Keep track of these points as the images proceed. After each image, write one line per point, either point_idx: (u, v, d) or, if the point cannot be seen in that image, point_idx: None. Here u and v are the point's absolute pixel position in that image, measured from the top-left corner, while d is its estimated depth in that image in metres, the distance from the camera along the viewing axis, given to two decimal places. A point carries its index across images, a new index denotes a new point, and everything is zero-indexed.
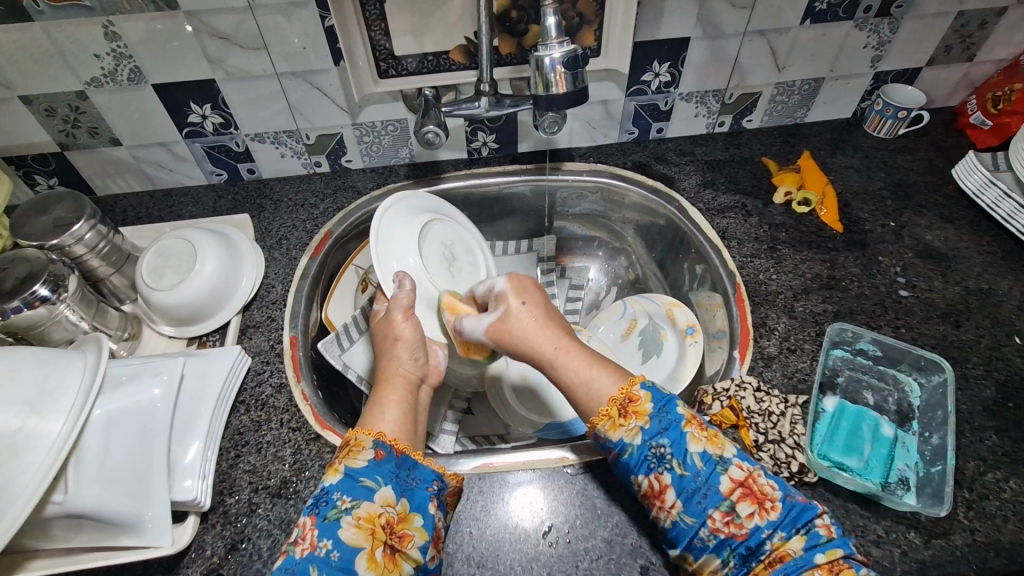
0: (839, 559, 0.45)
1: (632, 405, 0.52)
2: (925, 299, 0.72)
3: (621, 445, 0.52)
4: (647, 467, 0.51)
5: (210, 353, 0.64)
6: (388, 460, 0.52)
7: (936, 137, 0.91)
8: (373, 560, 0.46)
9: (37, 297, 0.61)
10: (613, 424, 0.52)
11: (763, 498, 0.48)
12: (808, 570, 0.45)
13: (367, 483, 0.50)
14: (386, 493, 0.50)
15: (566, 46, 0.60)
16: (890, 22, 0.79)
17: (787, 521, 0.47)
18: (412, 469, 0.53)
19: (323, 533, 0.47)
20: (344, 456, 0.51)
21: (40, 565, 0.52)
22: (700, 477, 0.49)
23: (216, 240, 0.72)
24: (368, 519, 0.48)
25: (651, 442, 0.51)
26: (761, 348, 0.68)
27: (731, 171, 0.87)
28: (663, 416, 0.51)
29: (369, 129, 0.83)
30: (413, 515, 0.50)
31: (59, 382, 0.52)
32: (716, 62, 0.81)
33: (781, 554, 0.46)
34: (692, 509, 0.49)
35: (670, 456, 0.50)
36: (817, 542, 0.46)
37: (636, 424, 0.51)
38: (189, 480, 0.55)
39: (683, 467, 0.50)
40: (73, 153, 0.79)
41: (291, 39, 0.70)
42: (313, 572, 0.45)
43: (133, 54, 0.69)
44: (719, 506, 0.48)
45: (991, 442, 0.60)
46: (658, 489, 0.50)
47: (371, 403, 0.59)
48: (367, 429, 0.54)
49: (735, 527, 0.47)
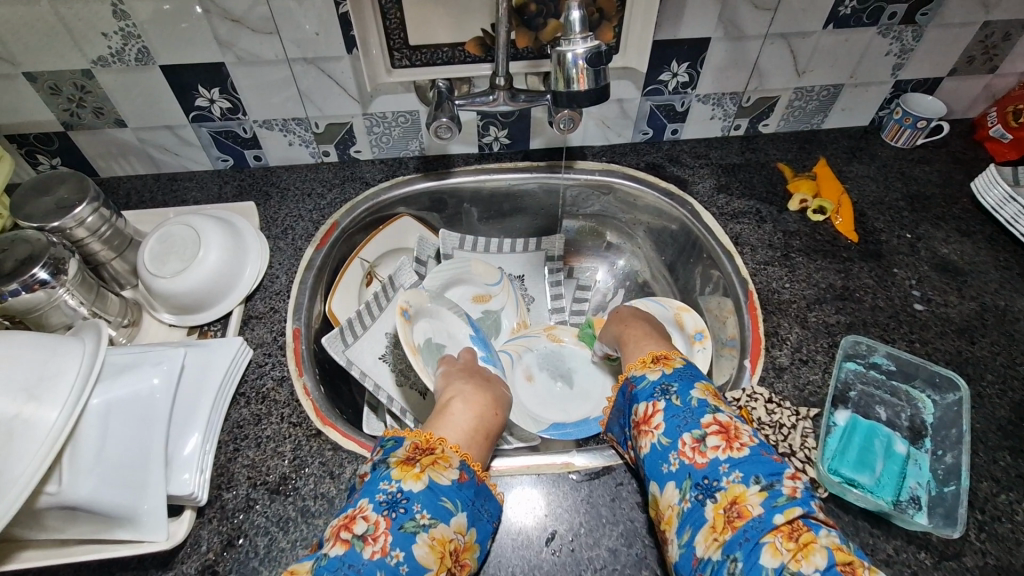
0: (796, 521, 0.43)
1: (665, 359, 0.59)
2: (940, 313, 0.71)
3: (640, 378, 0.57)
4: (649, 395, 0.55)
5: (211, 344, 0.62)
6: (469, 485, 0.52)
7: (955, 148, 0.89)
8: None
9: (36, 280, 0.59)
10: (643, 365, 0.59)
11: (735, 440, 0.49)
12: (765, 534, 0.43)
13: (447, 503, 0.49)
14: (461, 520, 0.49)
15: (590, 41, 0.58)
16: (914, 30, 0.77)
17: (749, 466, 0.48)
18: (486, 499, 0.53)
19: (398, 542, 0.46)
20: (429, 466, 0.51)
21: (32, 556, 0.51)
22: (690, 411, 0.52)
23: (220, 228, 0.71)
24: (441, 541, 0.47)
25: (664, 380, 0.56)
26: (772, 358, 0.67)
27: (746, 176, 0.86)
28: (685, 371, 0.57)
29: (379, 119, 0.81)
30: (475, 547, 0.50)
31: (57, 369, 0.51)
32: (736, 64, 0.79)
33: (740, 508, 0.45)
34: (671, 431, 0.52)
35: (673, 390, 0.55)
36: (777, 502, 0.45)
37: (662, 368, 0.58)
38: (187, 473, 0.54)
39: (680, 400, 0.54)
40: (77, 133, 0.78)
41: (303, 25, 0.68)
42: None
43: (142, 33, 0.67)
44: (693, 432, 0.51)
45: (1005, 463, 0.59)
46: (650, 412, 0.54)
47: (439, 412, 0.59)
48: (453, 444, 0.54)
49: (699, 455, 0.49)
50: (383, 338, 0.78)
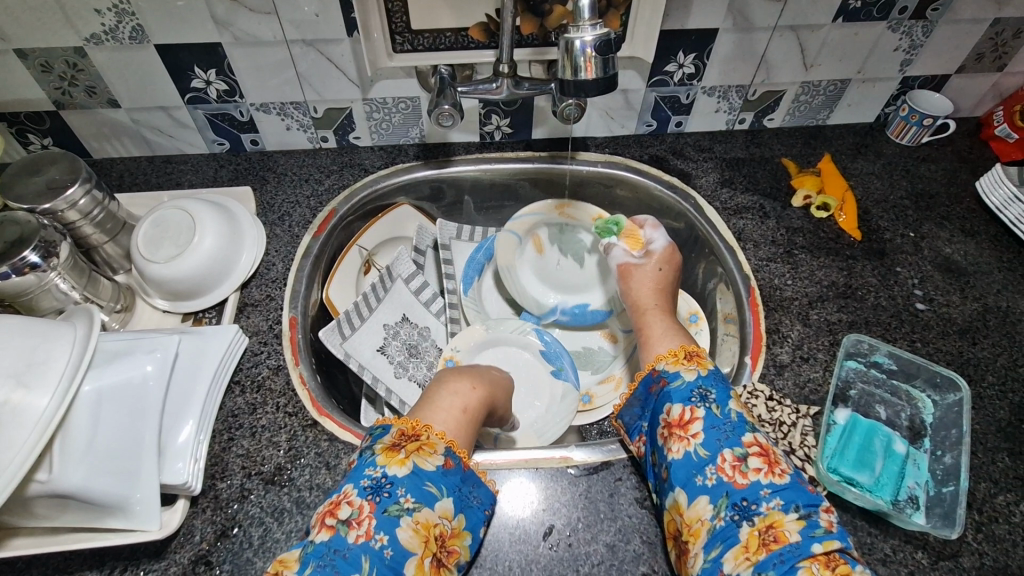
0: (835, 552, 0.43)
1: (696, 356, 0.58)
2: (942, 313, 0.70)
3: (675, 376, 0.56)
4: (686, 399, 0.54)
5: (206, 332, 0.61)
6: (455, 472, 0.51)
7: (960, 147, 0.89)
8: (421, 568, 0.45)
9: (26, 264, 0.58)
10: (676, 360, 0.58)
11: (775, 464, 0.49)
12: (803, 560, 0.43)
13: (432, 488, 0.49)
14: (446, 506, 0.49)
15: (599, 29, 0.57)
16: (924, 25, 0.76)
17: (790, 493, 0.47)
18: (474, 487, 0.52)
19: (382, 526, 0.45)
20: (414, 451, 0.50)
21: (21, 544, 0.50)
22: (728, 424, 0.52)
23: (216, 213, 0.70)
24: (426, 525, 0.47)
25: (700, 384, 0.55)
26: (773, 356, 0.66)
27: (750, 170, 0.85)
28: (719, 375, 0.56)
29: (380, 105, 0.80)
30: (464, 533, 0.50)
31: (47, 355, 0.50)
32: (743, 56, 0.78)
33: (777, 532, 0.45)
34: (709, 443, 0.51)
35: (711, 398, 0.54)
36: (814, 531, 0.45)
37: (696, 367, 0.57)
38: (181, 462, 0.53)
39: (720, 410, 0.53)
40: (69, 113, 0.76)
41: (303, 6, 0.66)
42: (365, 563, 0.44)
43: (136, 11, 0.65)
44: (733, 450, 0.50)
45: (1004, 464, 0.58)
46: (687, 418, 0.53)
47: (422, 402, 0.57)
48: (439, 430, 0.53)
49: (738, 475, 0.49)
50: (381, 330, 0.77)
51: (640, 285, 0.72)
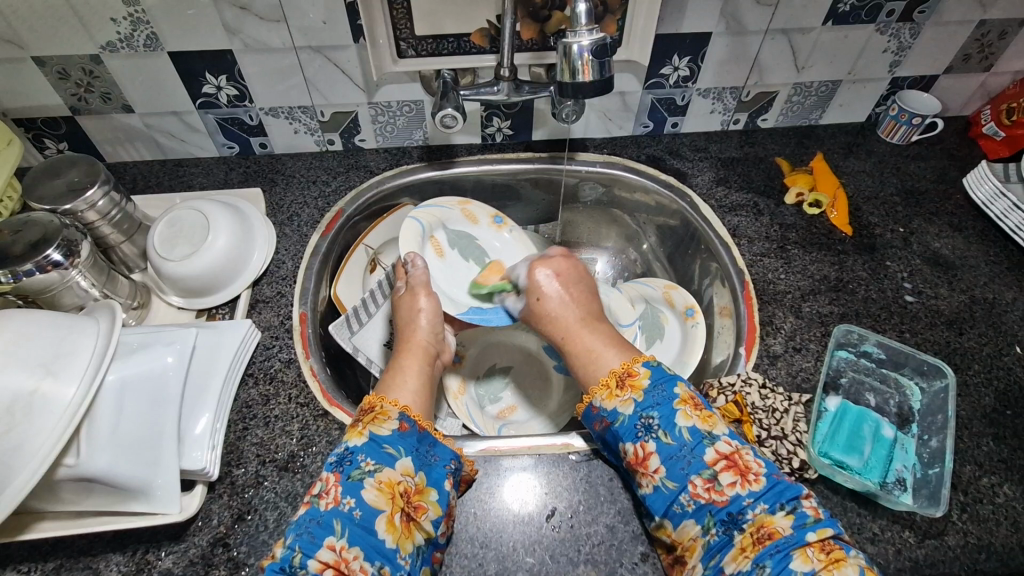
0: (828, 538, 0.46)
1: (629, 378, 0.57)
2: (930, 305, 0.73)
3: (615, 414, 0.56)
4: (634, 435, 0.54)
5: (221, 326, 0.64)
6: (411, 433, 0.54)
7: (949, 145, 0.91)
8: (391, 524, 0.48)
9: (49, 262, 0.60)
10: (610, 394, 0.57)
11: (746, 471, 0.50)
12: (798, 549, 0.45)
13: (390, 450, 0.52)
14: (407, 463, 0.52)
15: (595, 34, 0.60)
16: (911, 27, 0.79)
17: (771, 494, 0.49)
18: (433, 446, 0.55)
19: (347, 491, 0.49)
20: (370, 422, 0.53)
21: (48, 527, 0.53)
22: (686, 447, 0.52)
23: (228, 213, 0.72)
24: (389, 484, 0.50)
25: (641, 412, 0.54)
26: (767, 346, 0.69)
27: (745, 169, 0.88)
28: (658, 391, 0.55)
29: (385, 108, 0.82)
30: (430, 490, 0.52)
31: (73, 347, 0.52)
32: (736, 58, 0.80)
33: (770, 530, 0.47)
34: (674, 474, 0.51)
35: (657, 425, 0.53)
36: (805, 522, 0.47)
37: (630, 396, 0.56)
38: (198, 450, 0.55)
39: (670, 437, 0.52)
40: (85, 118, 0.79)
41: (311, 13, 0.69)
42: (337, 526, 0.47)
43: (151, 19, 0.68)
44: (701, 473, 0.50)
45: (988, 448, 0.61)
46: (643, 455, 0.53)
47: (390, 369, 0.62)
48: (392, 400, 0.56)
49: (716, 494, 0.49)
50: (387, 326, 0.78)
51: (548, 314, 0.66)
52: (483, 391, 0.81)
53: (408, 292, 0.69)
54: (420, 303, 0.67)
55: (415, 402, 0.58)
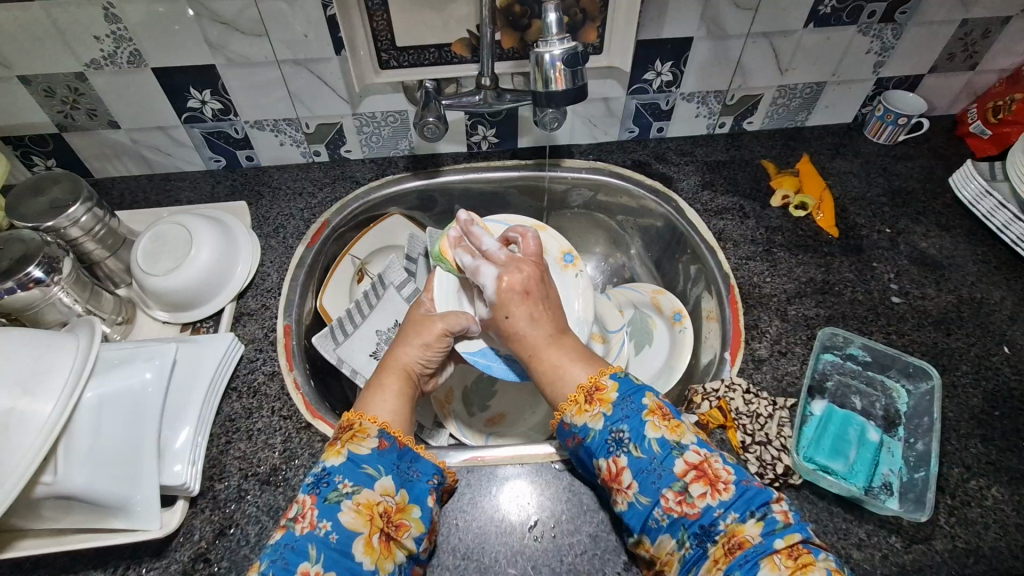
0: (797, 544, 0.45)
1: (598, 393, 0.55)
2: (917, 306, 0.72)
3: (585, 429, 0.54)
4: (606, 451, 0.53)
5: (202, 340, 0.64)
6: (391, 451, 0.53)
7: (936, 144, 0.91)
8: (370, 546, 0.48)
9: (30, 279, 0.61)
10: (579, 410, 0.55)
11: (715, 480, 0.49)
12: (767, 557, 0.45)
13: (369, 470, 0.51)
14: (386, 483, 0.51)
15: (566, 42, 0.60)
16: (893, 28, 0.79)
17: (741, 502, 0.48)
18: (413, 462, 0.55)
19: (323, 514, 0.48)
20: (349, 440, 0.53)
21: (28, 545, 0.53)
22: (656, 460, 0.51)
23: (212, 226, 0.72)
24: (367, 505, 0.49)
25: (611, 426, 0.53)
26: (752, 350, 0.69)
27: (731, 173, 0.87)
28: (625, 404, 0.53)
29: (369, 119, 0.83)
30: (411, 506, 0.52)
31: (51, 364, 0.52)
32: (719, 62, 0.80)
33: (739, 540, 0.46)
34: (646, 489, 0.51)
35: (627, 440, 0.52)
36: (774, 529, 0.46)
37: (600, 410, 0.54)
38: (179, 465, 0.55)
39: (641, 450, 0.52)
40: (71, 135, 0.79)
41: (293, 26, 0.69)
42: (312, 551, 0.46)
43: (134, 36, 0.68)
44: (672, 486, 0.50)
45: (976, 450, 0.60)
46: (616, 471, 0.52)
47: (370, 385, 0.60)
48: (372, 416, 0.55)
49: (687, 506, 0.49)
50: (374, 336, 0.78)
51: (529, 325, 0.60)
52: (471, 401, 0.80)
53: (427, 317, 0.64)
54: (431, 332, 0.63)
55: (396, 417, 0.57)
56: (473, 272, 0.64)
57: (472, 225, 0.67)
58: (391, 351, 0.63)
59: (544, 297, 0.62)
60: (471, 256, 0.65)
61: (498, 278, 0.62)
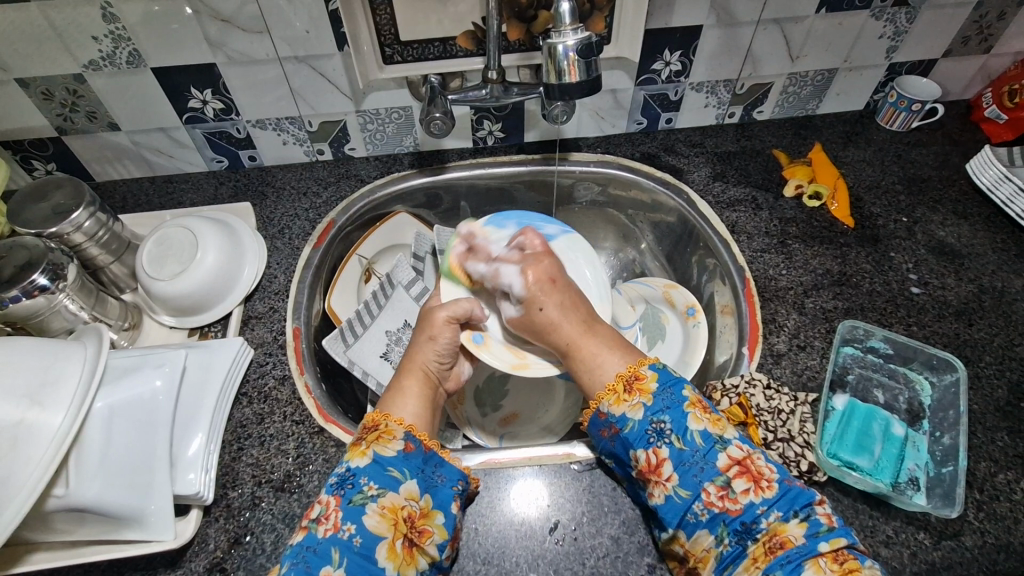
0: (842, 549, 0.45)
1: (638, 382, 0.54)
2: (937, 296, 0.71)
3: (624, 419, 0.53)
4: (645, 441, 0.52)
5: (212, 345, 0.63)
6: (417, 454, 0.52)
7: (950, 130, 0.89)
8: (393, 551, 0.47)
9: (35, 287, 0.60)
10: (618, 399, 0.54)
11: (759, 477, 0.49)
12: (811, 559, 0.45)
13: (395, 473, 0.50)
14: (412, 487, 0.51)
15: (580, 33, 0.58)
16: (907, 11, 0.77)
17: (784, 501, 0.48)
18: (438, 466, 0.53)
19: (348, 517, 0.48)
20: (374, 441, 0.52)
21: (41, 559, 0.52)
22: (698, 453, 0.50)
23: (216, 229, 0.71)
24: (393, 509, 0.49)
25: (652, 417, 0.52)
26: (770, 345, 0.67)
27: (741, 163, 0.86)
28: (667, 395, 0.53)
29: (373, 116, 0.81)
30: (435, 512, 0.51)
31: (59, 374, 0.51)
32: (728, 51, 0.79)
33: (782, 539, 0.46)
34: (687, 482, 0.50)
35: (670, 431, 0.51)
36: (818, 531, 0.46)
37: (640, 400, 0.53)
38: (192, 473, 0.54)
39: (683, 442, 0.51)
40: (71, 138, 0.78)
41: (294, 23, 0.68)
42: (335, 555, 0.46)
43: (132, 36, 0.67)
44: (714, 481, 0.49)
45: (1003, 443, 0.59)
46: (655, 462, 0.51)
47: (391, 388, 0.59)
48: (397, 418, 0.54)
49: (729, 503, 0.48)
50: (383, 337, 0.77)
51: (561, 314, 0.59)
52: (484, 400, 0.79)
53: (430, 309, 0.63)
54: (436, 322, 0.61)
55: (419, 418, 0.56)
56: (492, 276, 0.64)
57: (474, 237, 0.68)
58: (407, 351, 0.62)
59: (570, 287, 0.62)
60: (485, 263, 0.65)
61: (521, 273, 0.61)
